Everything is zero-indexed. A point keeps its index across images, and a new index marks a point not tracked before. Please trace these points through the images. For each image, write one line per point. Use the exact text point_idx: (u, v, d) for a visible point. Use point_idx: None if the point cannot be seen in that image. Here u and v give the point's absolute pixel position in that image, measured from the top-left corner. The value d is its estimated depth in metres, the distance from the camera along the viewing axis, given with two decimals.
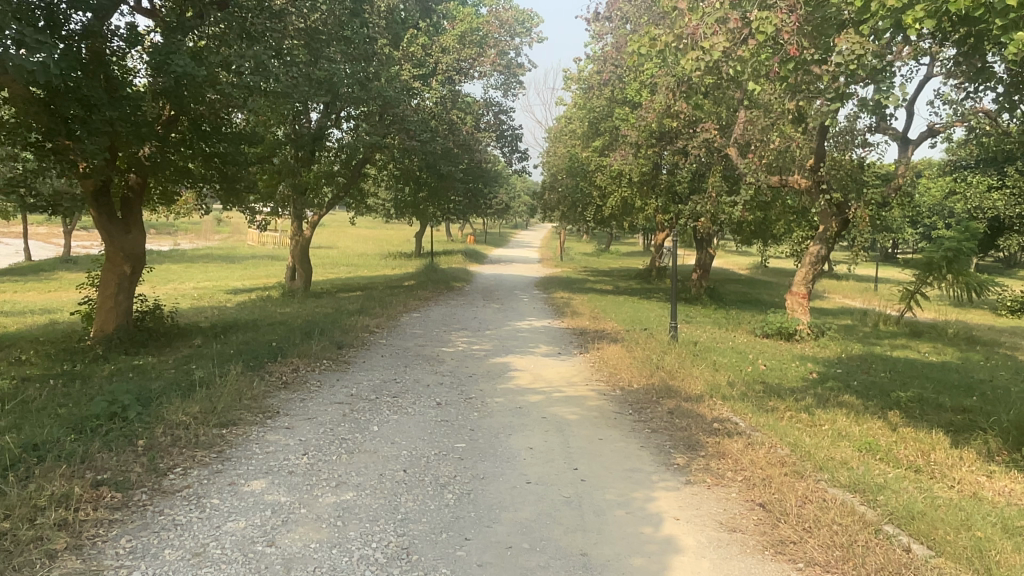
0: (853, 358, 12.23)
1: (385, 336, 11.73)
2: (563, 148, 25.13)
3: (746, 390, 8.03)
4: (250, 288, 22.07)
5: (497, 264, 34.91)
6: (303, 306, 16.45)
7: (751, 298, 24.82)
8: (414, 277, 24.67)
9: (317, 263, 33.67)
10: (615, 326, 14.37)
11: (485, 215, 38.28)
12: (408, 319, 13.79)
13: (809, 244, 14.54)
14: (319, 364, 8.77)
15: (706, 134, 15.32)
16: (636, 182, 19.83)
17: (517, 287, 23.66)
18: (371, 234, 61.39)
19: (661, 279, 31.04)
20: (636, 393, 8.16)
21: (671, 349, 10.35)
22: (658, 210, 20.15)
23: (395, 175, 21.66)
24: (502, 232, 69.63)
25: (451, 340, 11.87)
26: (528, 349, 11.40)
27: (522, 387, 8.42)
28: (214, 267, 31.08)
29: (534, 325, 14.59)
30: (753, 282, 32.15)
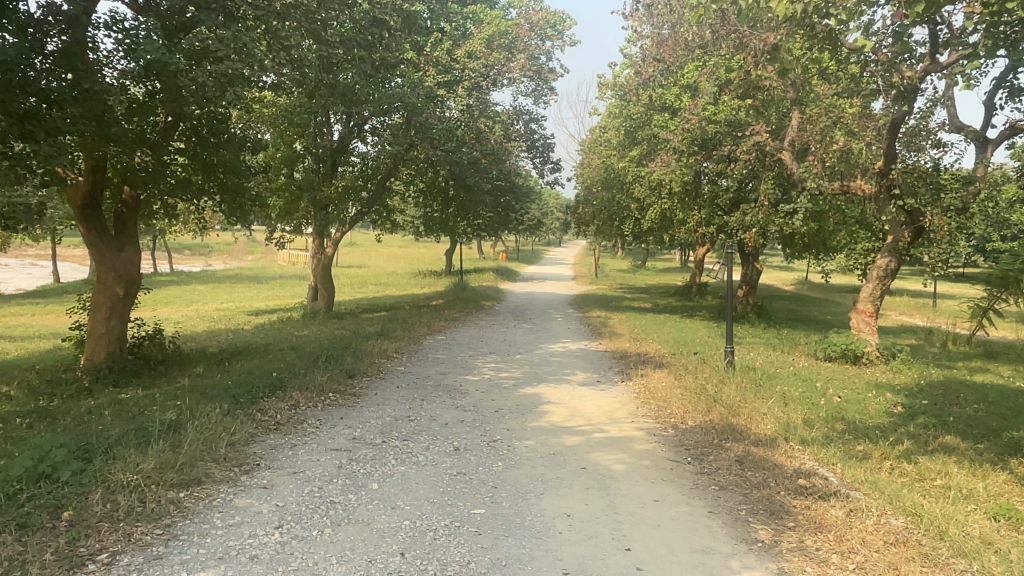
0: (934, 385, 10.74)
1: (404, 363, 10.57)
2: (598, 160, 23.93)
3: (827, 431, 6.67)
4: (273, 308, 21.20)
5: (530, 282, 33.73)
6: (322, 328, 15.42)
7: (801, 316, 23.20)
8: (442, 296, 23.62)
9: (345, 282, 32.86)
10: (659, 349, 13.05)
11: (517, 231, 37.17)
12: (432, 343, 12.64)
13: (876, 256, 13.11)
14: (323, 398, 7.64)
15: (757, 137, 13.98)
16: (678, 193, 18.52)
17: (551, 306, 22.43)
18: (402, 253, 60.79)
19: (702, 296, 29.50)
20: (693, 435, 6.85)
21: (727, 378, 9.02)
22: (702, 222, 18.80)
23: (422, 189, 20.65)
24: (535, 249, 68.55)
25: (477, 366, 10.67)
26: (563, 377, 10.14)
27: (556, 425, 7.16)
28: (240, 287, 30.39)
29: (570, 348, 13.34)
30: (800, 299, 30.43)
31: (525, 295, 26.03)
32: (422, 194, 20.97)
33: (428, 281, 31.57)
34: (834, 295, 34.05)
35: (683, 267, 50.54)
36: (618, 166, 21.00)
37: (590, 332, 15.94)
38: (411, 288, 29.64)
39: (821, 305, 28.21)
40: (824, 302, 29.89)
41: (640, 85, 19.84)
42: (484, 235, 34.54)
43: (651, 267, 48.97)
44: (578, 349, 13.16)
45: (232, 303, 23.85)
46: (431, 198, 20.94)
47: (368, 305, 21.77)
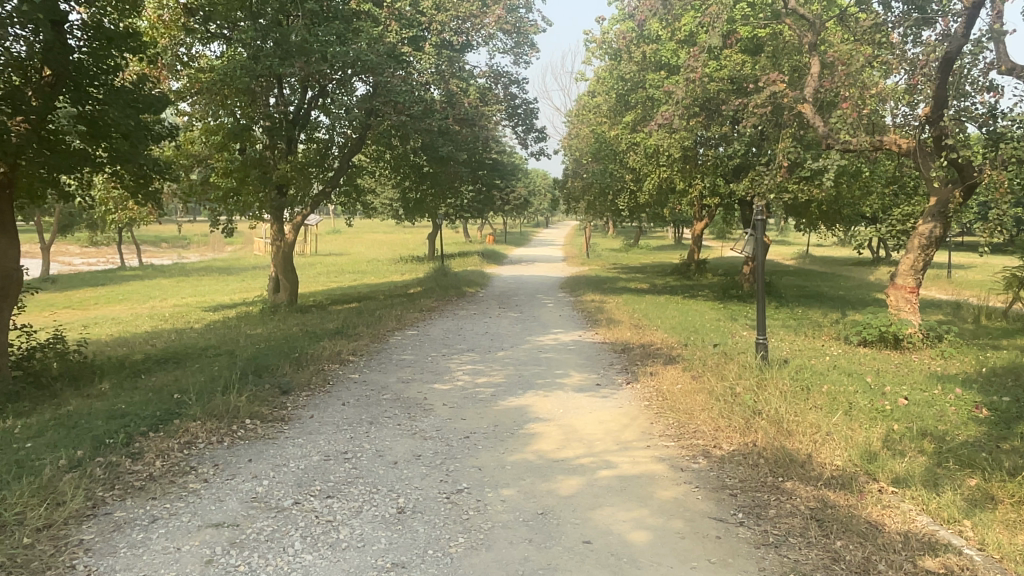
0: (999, 372, 8.91)
1: (361, 368, 8.63)
2: (587, 130, 21.92)
3: (922, 460, 4.78)
4: (233, 303, 19.19)
5: (518, 265, 31.72)
6: (278, 326, 13.46)
7: (811, 293, 21.37)
8: (422, 283, 21.63)
9: (321, 272, 30.75)
10: (668, 339, 11.15)
11: (502, 212, 35.17)
12: (399, 340, 10.72)
13: (916, 223, 11.27)
14: (233, 430, 5.71)
15: (773, 87, 11.99)
16: (678, 160, 16.56)
17: (540, 290, 20.49)
18: (387, 239, 58.55)
19: (701, 274, 27.63)
20: (735, 470, 4.94)
21: (762, 376, 7.13)
22: (704, 192, 16.86)
23: (394, 166, 18.63)
24: (524, 231, 66.41)
25: (451, 369, 8.73)
26: (555, 380, 8.23)
27: (547, 460, 5.23)
28: (208, 280, 28.30)
29: (562, 340, 11.41)
30: (805, 274, 28.58)
31: (512, 280, 24.06)
32: (395, 172, 18.93)
33: (408, 268, 29.59)
34: (838, 269, 32.30)
35: (677, 244, 48.71)
36: (609, 135, 19.03)
37: (587, 320, 14.01)
38: (390, 275, 27.59)
39: (827, 280, 26.41)
40: (830, 276, 28.10)
41: (633, 41, 17.82)
42: (467, 216, 32.51)
43: (643, 246, 47.10)
44: (572, 341, 11.25)
45: (192, 299, 21.78)
46: (404, 175, 18.93)
47: (339, 296, 19.75)
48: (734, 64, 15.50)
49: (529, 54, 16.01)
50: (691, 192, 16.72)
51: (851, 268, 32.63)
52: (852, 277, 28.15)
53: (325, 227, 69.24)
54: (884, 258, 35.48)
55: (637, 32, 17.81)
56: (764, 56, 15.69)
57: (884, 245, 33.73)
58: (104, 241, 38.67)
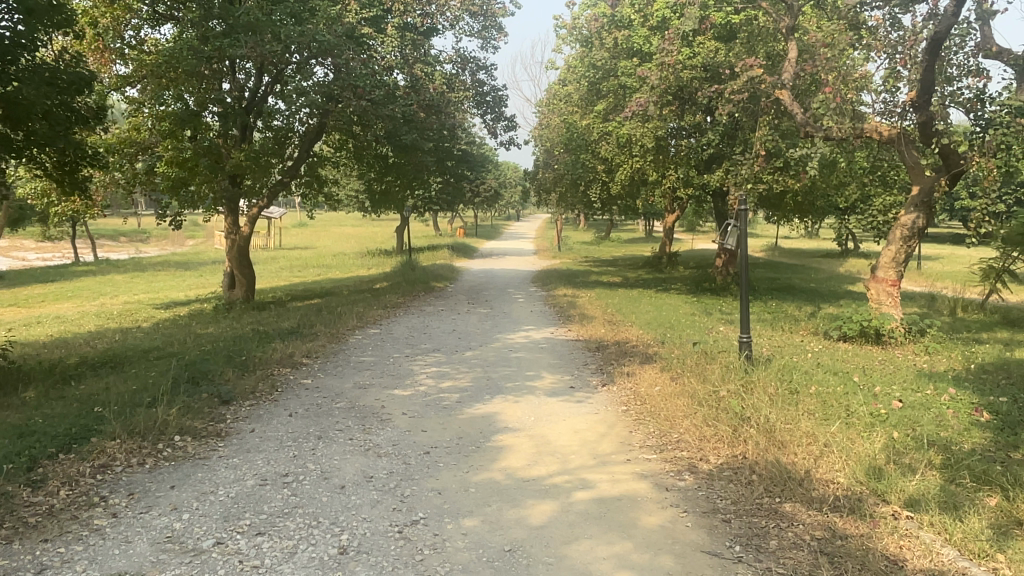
0: (988, 368, 8.52)
1: (314, 372, 7.95)
2: (557, 119, 21.31)
3: (934, 476, 4.27)
4: (188, 300, 18.27)
5: (488, 259, 31.06)
6: (231, 325, 12.66)
7: (784, 285, 21.06)
8: (388, 278, 20.88)
9: (284, 266, 29.78)
10: (643, 336, 10.61)
11: (472, 204, 34.47)
12: (359, 340, 10.04)
13: (898, 214, 10.89)
14: (158, 450, 5.03)
15: (751, 73, 11.50)
16: (651, 149, 16.04)
17: (510, 285, 19.86)
18: (354, 232, 57.45)
19: (673, 267, 27.25)
20: (726, 490, 4.39)
21: (749, 378, 6.60)
22: (678, 183, 16.38)
23: (357, 156, 17.84)
24: (494, 224, 65.71)
25: (413, 372, 8.09)
26: (525, 383, 7.63)
27: (515, 479, 4.64)
28: (165, 276, 27.19)
29: (532, 338, 10.82)
30: (778, 266, 28.38)
31: (481, 274, 23.39)
32: (358, 162, 18.15)
33: (375, 262, 28.77)
34: (808, 261, 32.21)
35: (648, 237, 48.45)
36: (579, 124, 18.45)
37: (559, 315, 13.44)
38: (356, 270, 26.75)
39: (799, 272, 26.19)
40: (801, 268, 27.91)
41: (605, 27, 17.25)
42: (435, 209, 31.75)
43: (614, 238, 46.72)
44: (543, 339, 10.66)
45: (145, 296, 20.77)
46: (368, 165, 18.16)
47: (300, 292, 18.90)
48: (707, 50, 15.01)
49: (497, 38, 15.34)
50: (665, 182, 16.21)
51: (820, 259, 32.55)
52: (823, 269, 28.00)
53: (291, 221, 67.84)
54: (852, 249, 35.52)
55: (608, 17, 17.22)
56: (738, 42, 15.22)
57: (853, 236, 33.73)
58: (57, 235, 37.16)
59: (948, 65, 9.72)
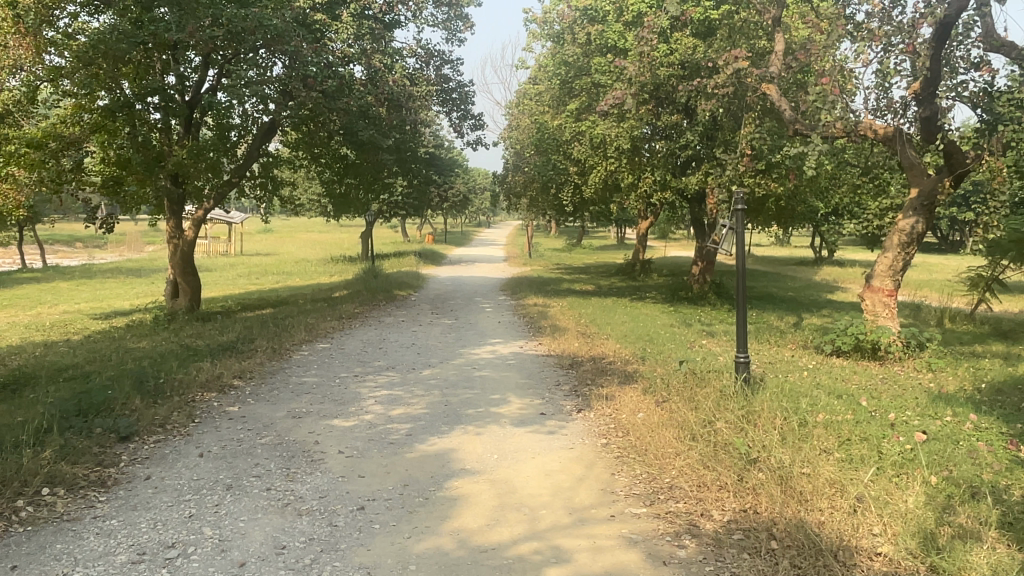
0: (1003, 388, 7.70)
1: (244, 397, 6.84)
2: (527, 120, 20.37)
3: (1005, 547, 3.34)
4: (130, 309, 16.91)
5: (457, 266, 30.00)
6: (168, 339, 11.46)
7: (762, 294, 20.36)
8: (348, 286, 19.72)
9: (241, 273, 28.37)
10: (621, 351, 9.67)
11: (439, 210, 33.38)
12: (304, 356, 8.93)
13: (896, 218, 10.15)
14: (12, 513, 3.92)
15: (736, 65, 10.65)
16: (626, 150, 15.17)
17: (478, 293, 18.84)
18: (320, 239, 55.92)
19: (646, 275, 26.48)
20: (740, 566, 3.43)
21: (750, 404, 5.66)
22: (655, 186, 15.52)
23: (314, 155, 16.71)
24: (463, 230, 64.60)
25: (360, 396, 7.02)
26: (488, 408, 6.61)
27: (469, 550, 3.61)
28: (112, 284, 25.63)
29: (499, 353, 9.81)
30: (753, 274, 27.76)
31: (449, 282, 22.33)
32: (315, 161, 16.99)
33: (338, 269, 27.51)
34: (781, 268, 31.74)
35: (620, 244, 47.83)
36: (550, 124, 17.52)
37: (529, 327, 12.46)
38: (316, 277, 25.50)
39: (775, 280, 25.56)
40: (776, 276, 27.34)
41: (578, 21, 16.36)
42: (401, 215, 30.62)
43: (586, 245, 46.01)
44: (511, 355, 9.64)
45: (85, 305, 19.34)
46: (327, 165, 17.04)
47: (252, 302, 17.66)
48: (685, 47, 14.18)
49: (462, 29, 14.34)
50: (641, 185, 15.34)
51: (794, 268, 32.08)
52: (798, 277, 27.46)
53: (254, 227, 65.87)
54: (825, 257, 35.17)
55: (581, 11, 16.33)
56: (718, 37, 14.39)
57: (827, 244, 33.33)
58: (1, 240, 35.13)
59: (949, 56, 8.99)
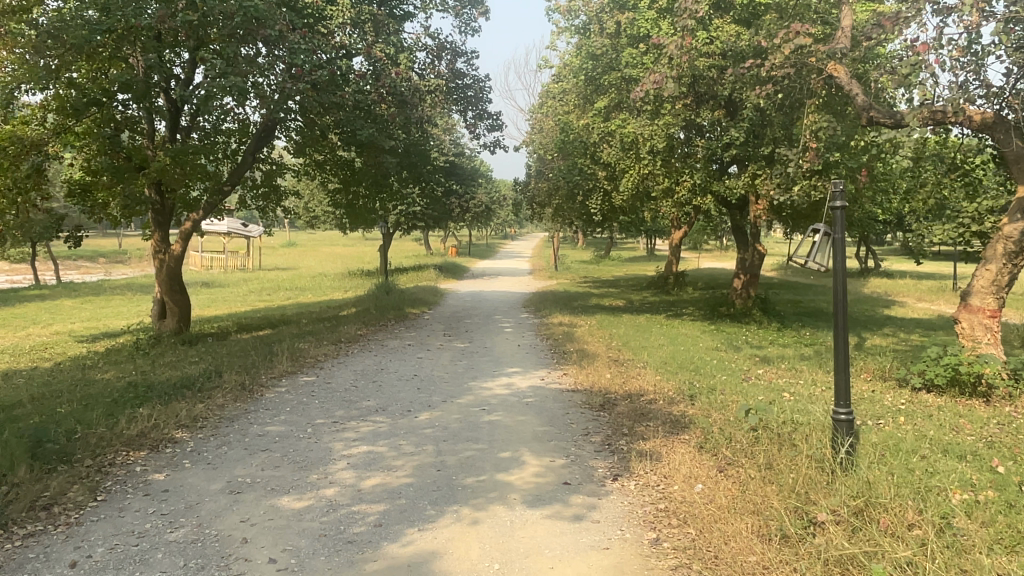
0: None
1: (180, 458, 5.33)
2: (551, 123, 18.79)
3: None
4: (121, 330, 15.62)
5: (479, 279, 28.47)
6: (140, 368, 10.05)
7: (811, 310, 18.45)
8: (359, 302, 18.29)
9: (255, 288, 27.18)
10: (662, 387, 7.97)
11: (462, 221, 31.98)
12: (279, 394, 7.41)
13: (998, 221, 8.36)
14: None
15: (795, 44, 9.01)
16: (661, 151, 13.51)
17: (498, 311, 17.25)
18: (343, 252, 54.92)
19: (680, 289, 24.66)
20: None
21: (864, 486, 3.94)
22: (694, 191, 13.86)
23: (317, 161, 15.34)
24: (489, 243, 63.26)
25: (331, 454, 5.45)
26: (494, 476, 4.97)
27: None
28: (119, 301, 24.53)
29: (516, 387, 8.20)
30: (796, 286, 25.81)
31: (468, 297, 20.79)
32: (318, 168, 15.60)
33: (354, 284, 26.15)
34: (824, 280, 29.71)
35: (650, 255, 46.07)
36: (576, 125, 15.92)
37: (552, 352, 10.81)
38: (330, 293, 24.17)
39: (820, 293, 23.57)
40: (821, 289, 25.32)
41: (606, 9, 14.83)
42: (421, 227, 29.21)
43: (614, 257, 44.23)
44: (529, 392, 7.98)
45: (81, 324, 18.12)
46: (333, 172, 15.65)
47: (253, 321, 16.26)
48: (728, 33, 12.57)
49: (476, 18, 12.86)
50: (678, 190, 13.67)
51: (838, 280, 30.01)
52: (844, 290, 25.43)
53: (278, 241, 65.19)
54: (871, 267, 32.99)
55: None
56: (766, 21, 12.72)
57: (872, 253, 31.26)
58: (15, 255, 34.38)
59: None
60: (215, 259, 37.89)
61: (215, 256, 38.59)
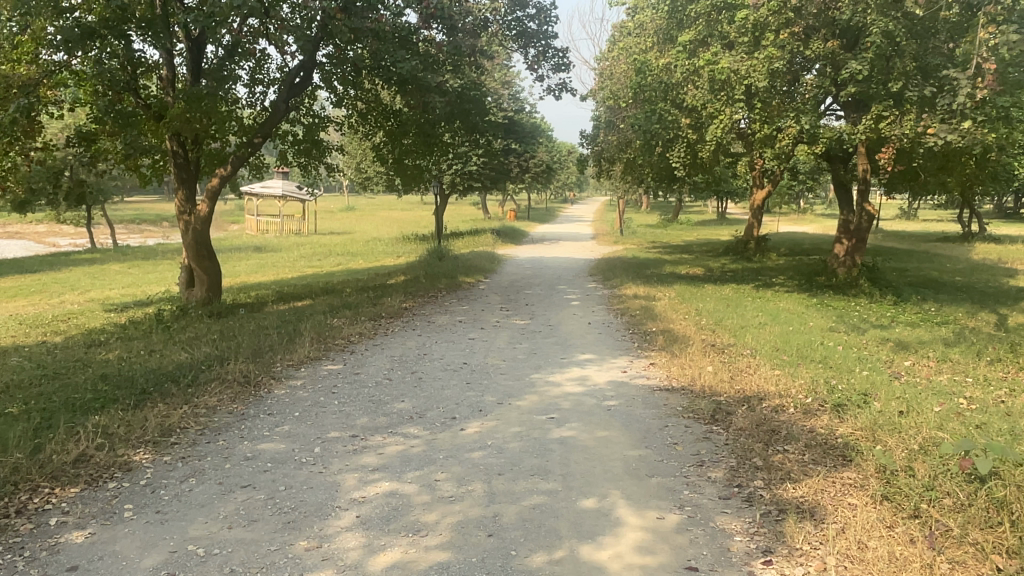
0: None
1: (124, 499, 3.72)
2: (624, 67, 16.60)
3: None
4: (153, 298, 14.44)
5: (540, 245, 26.65)
6: (149, 348, 8.64)
7: (923, 280, 15.97)
8: (411, 269, 16.76)
9: (307, 253, 26.04)
10: (786, 390, 6.02)
11: (522, 182, 30.11)
12: (290, 391, 5.78)
13: None
14: None
15: None
16: (761, 90, 11.29)
17: (562, 280, 15.39)
18: (400, 216, 53.76)
19: (763, 256, 22.36)
20: None
21: None
22: (798, 139, 11.66)
23: (360, 111, 13.63)
24: (548, 206, 61.20)
25: (336, 499, 3.73)
26: (575, 554, 3.17)
27: None
28: (167, 265, 23.67)
29: (593, 383, 6.43)
30: (895, 253, 23.15)
31: (528, 264, 18.99)
32: (362, 118, 13.90)
33: (408, 249, 24.69)
34: (922, 246, 26.73)
35: (720, 218, 43.36)
36: (654, 65, 13.75)
37: (631, 334, 8.93)
38: (382, 258, 22.77)
39: (925, 261, 20.84)
40: (924, 256, 22.52)
41: None
42: (478, 188, 27.49)
43: (683, 221, 41.59)
44: (609, 391, 6.15)
45: (119, 290, 17.09)
46: (380, 123, 13.98)
47: (293, 290, 14.86)
48: None
49: None
50: (780, 137, 11.47)
51: (938, 245, 27.07)
52: (951, 256, 22.56)
53: (336, 205, 64.53)
54: (975, 232, 29.68)
55: None
56: None
57: (977, 216, 28.11)
58: (72, 219, 34.15)
59: None
60: (269, 223, 37.02)
61: (270, 219, 37.76)
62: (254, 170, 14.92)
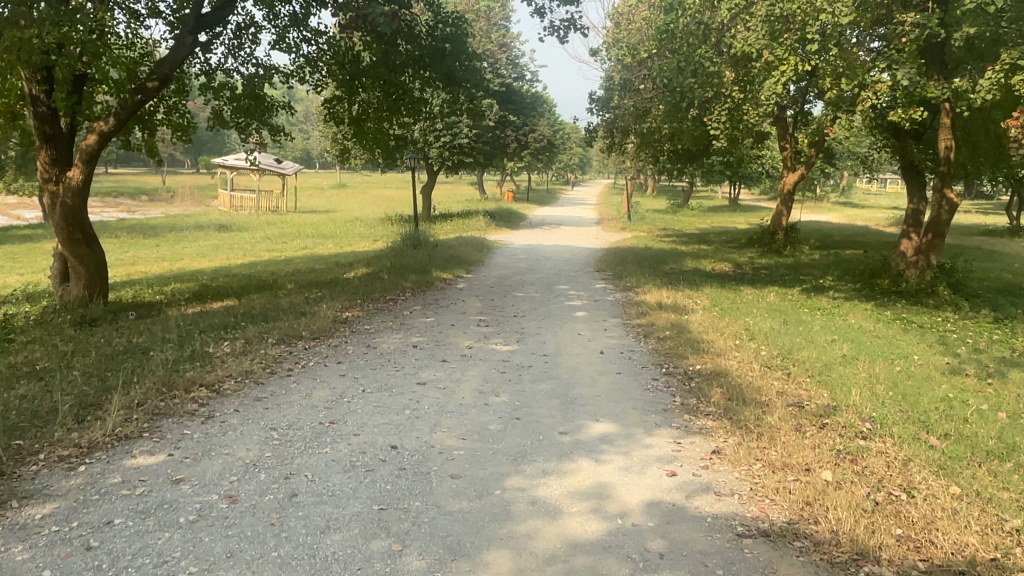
0: None
1: None
2: (647, 14, 13.43)
3: None
4: (44, 288, 11.43)
5: (538, 230, 23.60)
6: None
7: (1008, 286, 12.92)
8: (377, 257, 13.74)
9: (275, 234, 22.99)
10: (1008, 558, 2.99)
11: (521, 159, 26.98)
12: None
13: None
14: None
15: None
16: (841, 29, 8.23)
17: (563, 277, 12.36)
18: (392, 194, 50.55)
19: (795, 249, 19.32)
20: None
21: None
22: (887, 98, 8.58)
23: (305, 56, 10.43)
24: (549, 188, 58.03)
25: None
26: None
27: None
28: (111, 243, 20.64)
29: (619, 509, 3.42)
30: (949, 248, 20.00)
31: (521, 254, 15.99)
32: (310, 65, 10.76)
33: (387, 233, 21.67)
34: (971, 240, 23.58)
35: (733, 203, 40.24)
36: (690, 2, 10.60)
37: (666, 377, 5.91)
38: (355, 242, 19.75)
39: (989, 259, 17.78)
40: (981, 252, 19.41)
41: None
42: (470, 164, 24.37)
43: (693, 206, 38.39)
44: (651, 539, 3.13)
45: (24, 276, 14.07)
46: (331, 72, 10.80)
47: (225, 282, 11.86)
48: None
49: None
50: (864, 98, 8.40)
51: (989, 239, 23.94)
52: (1014, 254, 19.40)
53: (325, 181, 61.23)
54: None
55: None
56: None
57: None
58: None
59: None
60: (244, 199, 33.94)
61: (244, 195, 34.57)
62: (177, 131, 11.82)
